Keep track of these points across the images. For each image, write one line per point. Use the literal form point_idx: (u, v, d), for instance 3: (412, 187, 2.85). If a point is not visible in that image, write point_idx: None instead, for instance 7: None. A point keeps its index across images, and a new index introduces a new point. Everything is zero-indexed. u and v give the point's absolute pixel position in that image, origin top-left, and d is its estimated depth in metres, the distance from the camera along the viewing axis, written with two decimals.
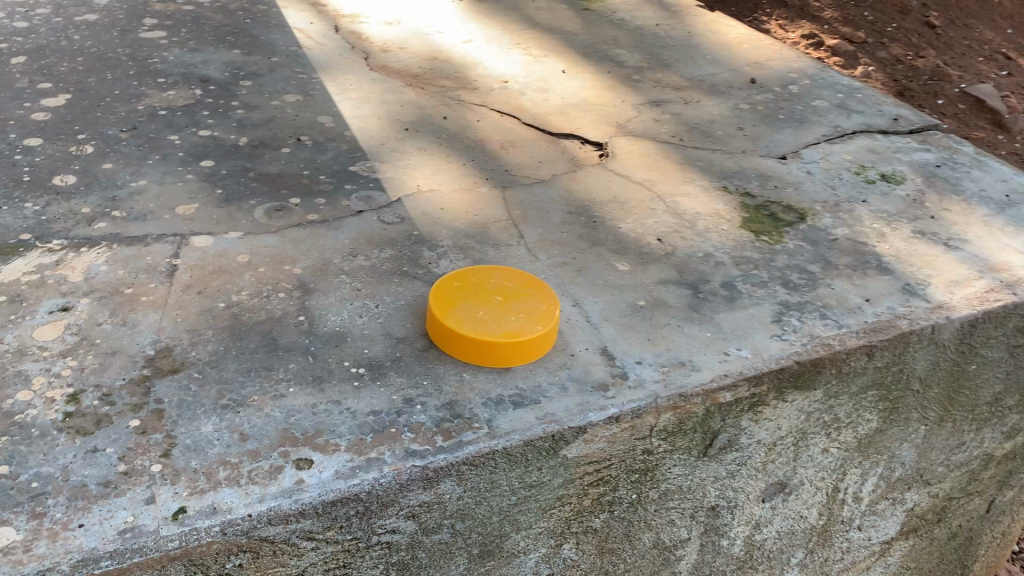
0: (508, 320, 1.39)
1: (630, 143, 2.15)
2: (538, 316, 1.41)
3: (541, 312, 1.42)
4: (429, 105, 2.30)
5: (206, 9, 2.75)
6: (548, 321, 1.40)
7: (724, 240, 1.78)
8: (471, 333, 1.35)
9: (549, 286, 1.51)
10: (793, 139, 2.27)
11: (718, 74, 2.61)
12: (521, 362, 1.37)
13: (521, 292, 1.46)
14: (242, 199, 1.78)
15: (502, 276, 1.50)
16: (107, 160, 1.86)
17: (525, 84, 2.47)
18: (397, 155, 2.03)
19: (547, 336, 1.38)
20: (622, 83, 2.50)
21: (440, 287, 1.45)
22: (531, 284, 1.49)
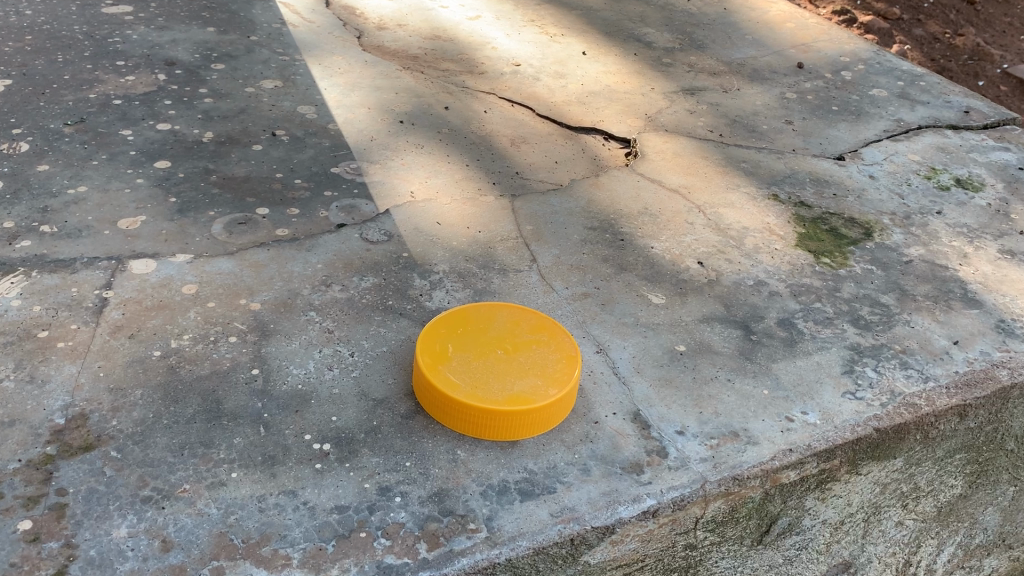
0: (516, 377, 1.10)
1: (662, 140, 1.84)
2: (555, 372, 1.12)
3: (557, 366, 1.13)
4: (429, 93, 2.00)
5: None
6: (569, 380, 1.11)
7: (777, 264, 1.48)
8: (467, 399, 1.05)
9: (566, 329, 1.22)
10: (850, 135, 1.96)
11: (759, 57, 2.30)
12: (531, 434, 1.08)
13: (532, 337, 1.17)
14: (200, 210, 1.49)
15: (507, 317, 1.20)
16: (43, 160, 1.57)
17: (540, 67, 2.16)
18: (388, 154, 1.73)
19: (563, 401, 1.09)
20: (651, 68, 2.19)
21: (429, 334, 1.15)
22: (545, 328, 1.19)
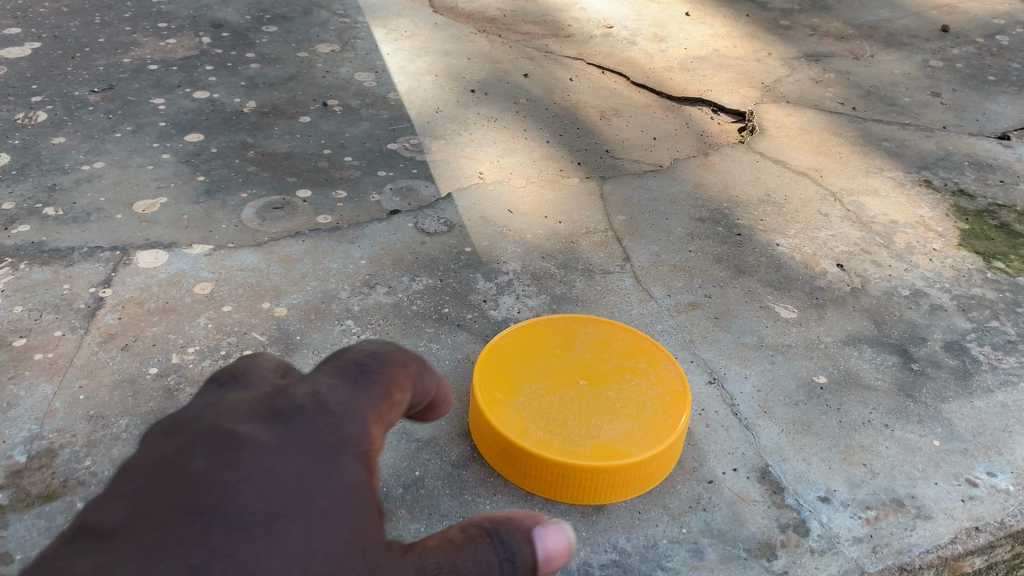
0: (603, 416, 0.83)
1: (784, 113, 1.53)
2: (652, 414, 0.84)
3: (659, 404, 0.85)
4: (506, 59, 1.73)
5: None
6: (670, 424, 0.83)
7: (938, 269, 1.17)
8: (536, 448, 0.79)
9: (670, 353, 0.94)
10: (1013, 110, 1.61)
11: (895, 20, 1.96)
12: (623, 496, 0.80)
13: (624, 363, 0.90)
14: (230, 192, 1.26)
15: (591, 336, 0.93)
16: (61, 132, 1.36)
17: (636, 30, 1.87)
18: (455, 129, 1.47)
19: (667, 453, 0.81)
20: (766, 31, 1.88)
21: (490, 358, 0.89)
22: (643, 350, 0.92)
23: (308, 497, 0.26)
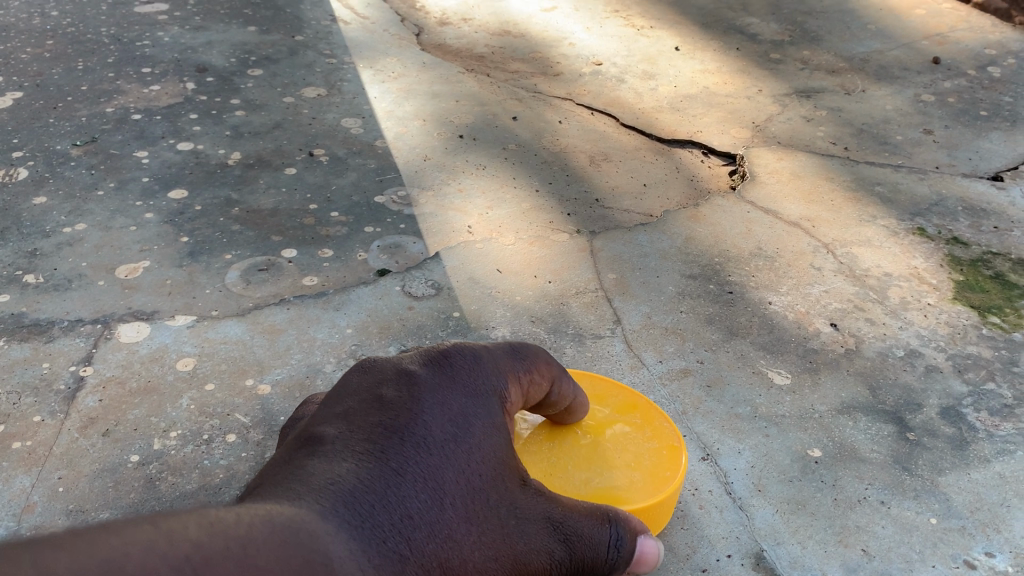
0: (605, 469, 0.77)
1: (775, 157, 1.52)
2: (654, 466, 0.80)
3: (654, 461, 0.79)
4: (494, 101, 1.72)
5: None
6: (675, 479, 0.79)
7: (933, 326, 1.15)
8: None
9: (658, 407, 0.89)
10: (1006, 148, 1.60)
11: (886, 52, 1.95)
12: None
13: (620, 416, 0.83)
14: (214, 253, 1.24)
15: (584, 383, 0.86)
16: (42, 190, 1.35)
17: (624, 67, 1.86)
18: (443, 178, 1.46)
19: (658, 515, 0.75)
20: (756, 66, 1.87)
21: None
22: (638, 403, 0.86)
23: (444, 461, 0.41)
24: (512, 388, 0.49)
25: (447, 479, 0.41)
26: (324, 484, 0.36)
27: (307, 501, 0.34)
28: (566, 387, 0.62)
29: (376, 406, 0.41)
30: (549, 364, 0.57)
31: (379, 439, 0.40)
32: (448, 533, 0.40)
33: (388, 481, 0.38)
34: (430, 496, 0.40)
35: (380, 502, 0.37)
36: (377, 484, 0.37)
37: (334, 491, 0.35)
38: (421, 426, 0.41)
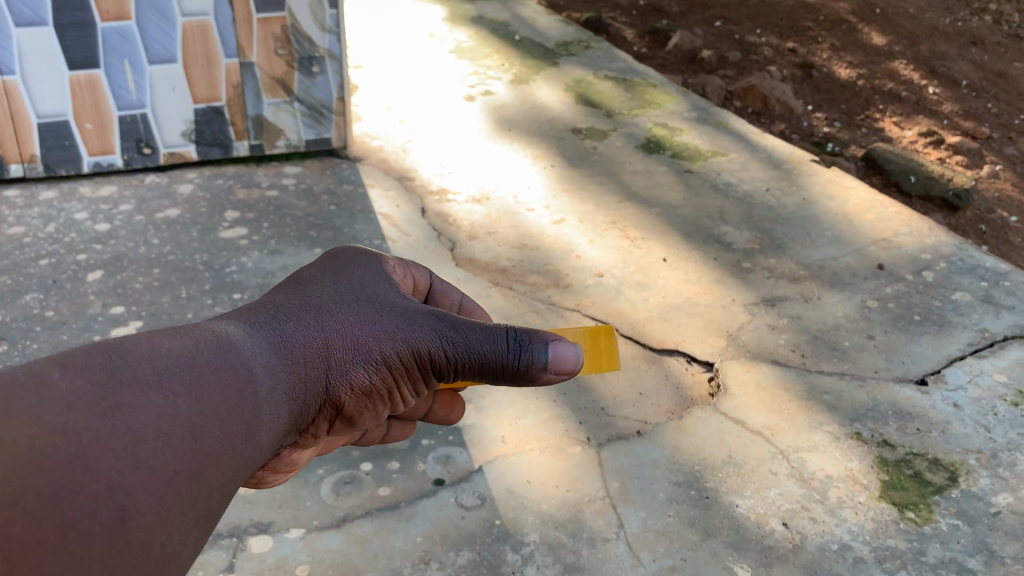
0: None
1: (744, 368, 1.90)
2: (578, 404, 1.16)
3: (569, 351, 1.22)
4: (518, 314, 2.11)
5: (290, 193, 2.60)
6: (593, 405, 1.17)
7: (862, 521, 1.51)
8: None
9: None
10: (933, 352, 1.98)
11: (839, 257, 2.35)
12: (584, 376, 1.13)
13: None
14: (309, 468, 1.61)
15: None
16: None
17: (623, 279, 2.27)
18: (481, 391, 1.84)
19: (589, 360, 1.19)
20: (731, 276, 2.27)
21: None
22: None
23: (326, 308, 1.01)
24: (367, 267, 1.10)
25: (328, 312, 1.01)
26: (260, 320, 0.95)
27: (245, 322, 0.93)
28: (411, 270, 1.22)
29: (294, 287, 1.04)
30: (401, 262, 1.21)
31: (287, 301, 1.00)
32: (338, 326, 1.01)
33: (290, 313, 0.98)
34: (325, 319, 1.00)
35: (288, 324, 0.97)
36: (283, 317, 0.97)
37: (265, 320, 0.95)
38: (308, 287, 1.04)
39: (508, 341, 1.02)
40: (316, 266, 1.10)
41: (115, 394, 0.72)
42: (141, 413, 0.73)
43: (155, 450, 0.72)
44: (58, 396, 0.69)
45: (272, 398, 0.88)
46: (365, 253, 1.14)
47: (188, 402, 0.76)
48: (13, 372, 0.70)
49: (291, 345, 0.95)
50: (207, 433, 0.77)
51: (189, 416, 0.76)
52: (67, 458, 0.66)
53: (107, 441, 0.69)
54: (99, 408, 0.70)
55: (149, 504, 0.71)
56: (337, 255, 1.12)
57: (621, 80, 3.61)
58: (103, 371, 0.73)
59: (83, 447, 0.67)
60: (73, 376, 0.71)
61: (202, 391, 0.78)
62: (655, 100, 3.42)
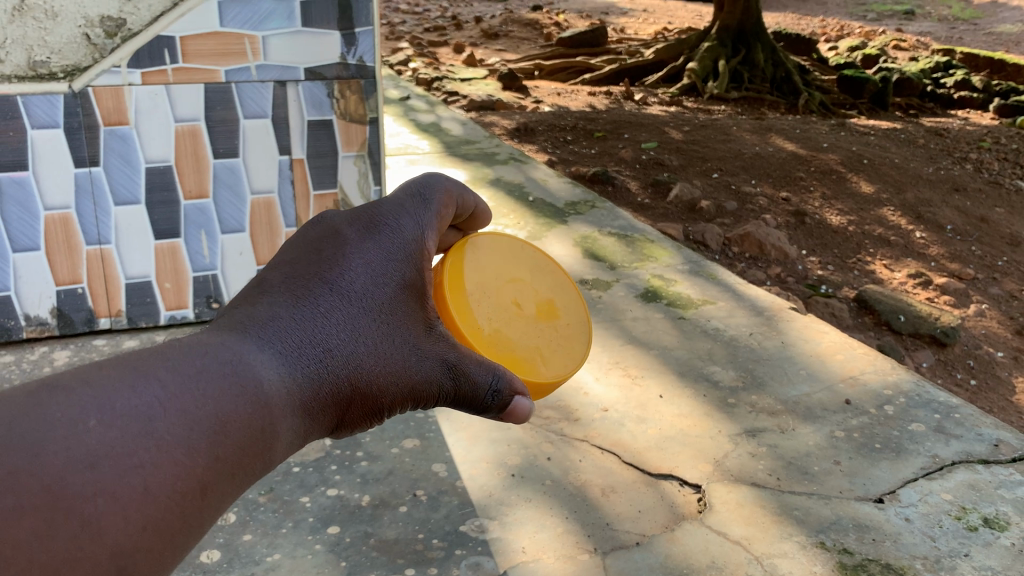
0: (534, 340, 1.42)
1: (727, 489, 2.25)
2: (569, 346, 1.46)
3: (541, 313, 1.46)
4: (534, 443, 2.47)
5: None
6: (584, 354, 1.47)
7: None
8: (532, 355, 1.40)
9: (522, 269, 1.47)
10: (890, 474, 2.32)
11: (812, 394, 2.72)
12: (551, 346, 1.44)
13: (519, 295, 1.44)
14: (364, 572, 1.96)
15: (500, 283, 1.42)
16: (247, 529, 2.08)
17: (625, 413, 2.63)
18: (503, 509, 2.19)
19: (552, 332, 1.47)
20: (718, 410, 2.64)
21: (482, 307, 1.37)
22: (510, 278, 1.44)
23: (349, 310, 1.06)
24: (395, 245, 1.13)
25: (349, 317, 1.05)
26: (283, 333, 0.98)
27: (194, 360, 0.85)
28: (446, 203, 1.25)
29: (328, 269, 1.07)
30: (434, 192, 1.23)
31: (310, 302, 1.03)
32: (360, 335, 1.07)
33: (315, 317, 1.02)
34: (346, 325, 1.05)
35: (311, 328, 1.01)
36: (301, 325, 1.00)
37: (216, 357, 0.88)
38: (339, 271, 1.07)
39: (484, 395, 1.17)
40: (358, 235, 1.12)
41: (134, 448, 0.75)
42: (162, 468, 0.76)
43: (165, 511, 0.76)
44: (82, 455, 0.73)
45: (291, 436, 0.93)
46: (404, 220, 1.16)
47: (204, 459, 0.80)
48: (52, 411, 0.74)
49: (314, 360, 0.99)
50: (218, 476, 0.81)
51: (202, 473, 0.79)
52: (84, 525, 0.71)
53: (124, 506, 0.73)
54: (123, 466, 0.74)
55: (153, 560, 0.75)
56: (380, 220, 1.14)
57: (622, 236, 4.08)
58: (133, 424, 0.76)
59: (100, 515, 0.72)
60: (107, 428, 0.75)
61: (222, 445, 0.82)
62: (652, 254, 3.87)
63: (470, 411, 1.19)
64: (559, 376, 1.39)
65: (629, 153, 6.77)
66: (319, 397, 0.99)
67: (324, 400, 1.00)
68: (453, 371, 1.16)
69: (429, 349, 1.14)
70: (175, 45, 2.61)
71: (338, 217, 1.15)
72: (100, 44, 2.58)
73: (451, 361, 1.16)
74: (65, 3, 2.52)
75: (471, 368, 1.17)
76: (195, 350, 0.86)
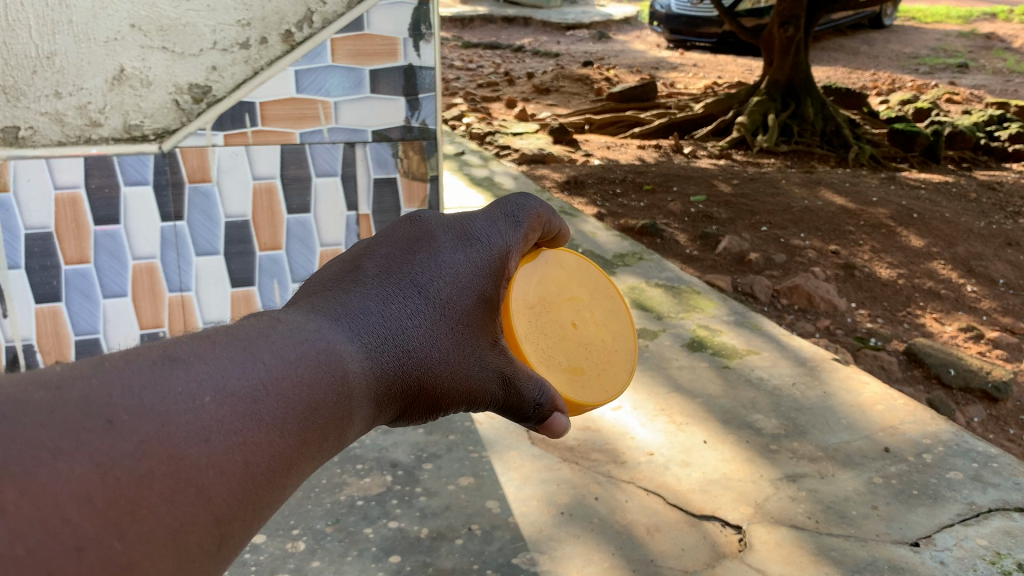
0: (579, 360, 1.58)
1: (766, 530, 2.38)
2: (611, 373, 1.63)
3: (598, 332, 1.64)
4: (583, 483, 2.60)
5: None
6: (623, 381, 1.63)
7: None
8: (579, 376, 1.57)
9: (582, 286, 1.64)
10: (927, 519, 2.42)
11: (852, 441, 2.82)
12: (604, 372, 1.61)
13: (579, 315, 1.62)
14: None
15: (560, 299, 1.58)
16: (315, 556, 2.25)
17: (669, 456, 2.75)
18: (553, 544, 2.33)
19: (608, 353, 1.63)
20: (760, 455, 2.75)
21: (538, 326, 1.51)
22: (573, 296, 1.62)
23: (427, 316, 1.22)
24: (472, 263, 1.31)
25: (427, 321, 1.22)
26: (369, 330, 1.14)
27: (301, 347, 1.00)
28: (530, 224, 1.43)
29: (415, 270, 1.24)
30: (527, 213, 1.43)
31: (399, 303, 1.19)
32: (433, 339, 1.23)
33: (400, 319, 1.18)
34: (423, 329, 1.21)
35: (395, 329, 1.17)
36: (386, 325, 1.16)
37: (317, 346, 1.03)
38: (422, 277, 1.24)
39: (529, 407, 1.36)
40: (450, 241, 1.30)
41: (242, 429, 0.89)
42: (260, 449, 0.90)
43: (258, 484, 0.89)
44: (202, 426, 0.85)
45: (363, 421, 1.08)
46: (489, 236, 1.34)
47: (292, 440, 0.94)
48: (176, 384, 0.86)
49: (389, 350, 1.16)
50: (303, 460, 0.95)
51: (290, 453, 0.93)
52: (197, 492, 0.84)
53: (228, 476, 0.86)
54: (230, 440, 0.88)
55: (244, 527, 0.88)
56: (469, 232, 1.32)
57: (669, 288, 4.22)
58: (241, 403, 0.90)
59: (210, 481, 0.85)
60: (219, 405, 0.88)
61: (310, 430, 0.96)
62: (698, 306, 4.00)
63: (514, 416, 1.37)
64: (595, 399, 1.55)
65: (678, 207, 6.91)
66: (391, 385, 1.16)
67: (394, 389, 1.17)
68: (505, 381, 1.33)
69: (489, 357, 1.32)
70: (255, 110, 2.77)
71: (434, 220, 1.31)
72: (187, 109, 2.72)
73: (506, 373, 1.34)
74: (159, 72, 2.65)
75: (522, 381, 1.35)
76: (298, 334, 1.02)
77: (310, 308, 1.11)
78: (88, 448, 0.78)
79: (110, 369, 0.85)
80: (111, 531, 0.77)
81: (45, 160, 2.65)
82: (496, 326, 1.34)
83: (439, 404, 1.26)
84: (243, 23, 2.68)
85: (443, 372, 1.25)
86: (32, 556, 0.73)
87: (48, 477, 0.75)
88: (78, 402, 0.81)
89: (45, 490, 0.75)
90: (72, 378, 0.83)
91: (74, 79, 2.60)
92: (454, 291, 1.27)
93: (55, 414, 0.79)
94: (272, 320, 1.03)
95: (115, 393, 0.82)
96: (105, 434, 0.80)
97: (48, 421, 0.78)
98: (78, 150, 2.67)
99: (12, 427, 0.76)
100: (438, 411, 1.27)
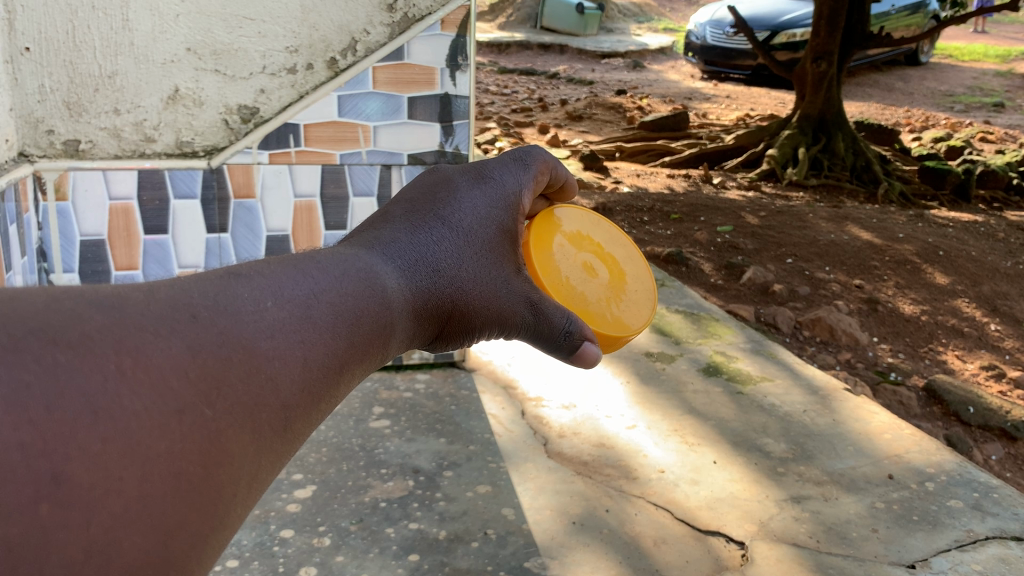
0: (605, 298, 1.76)
1: (768, 546, 2.51)
2: (636, 308, 1.79)
3: (616, 274, 1.82)
4: (595, 496, 2.72)
5: (417, 413, 3.11)
6: (640, 324, 1.76)
7: None
8: (606, 311, 1.73)
9: (593, 238, 1.84)
10: (924, 544, 2.53)
11: (858, 467, 2.92)
12: (629, 308, 1.78)
13: (597, 263, 1.81)
14: None
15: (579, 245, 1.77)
16: (339, 551, 2.40)
17: (679, 474, 2.86)
18: (564, 550, 2.45)
19: (628, 293, 1.81)
20: (767, 476, 2.86)
21: (562, 268, 1.69)
22: (588, 247, 1.81)
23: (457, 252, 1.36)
24: (487, 202, 1.46)
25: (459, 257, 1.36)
26: (403, 261, 1.28)
27: (342, 266, 1.15)
28: (539, 168, 1.58)
29: (435, 209, 1.40)
30: (536, 158, 1.58)
31: (429, 237, 1.34)
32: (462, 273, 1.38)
33: (431, 253, 1.32)
34: (454, 261, 1.35)
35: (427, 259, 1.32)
36: (417, 255, 1.31)
37: (354, 265, 1.18)
38: (447, 216, 1.39)
39: (558, 333, 1.47)
40: (466, 184, 1.46)
41: (301, 328, 1.02)
42: (317, 346, 1.03)
43: (317, 378, 1.02)
44: (266, 325, 0.99)
45: (400, 335, 1.22)
46: (501, 177, 1.50)
47: (343, 343, 1.07)
48: (242, 290, 1.00)
49: (422, 276, 1.30)
50: (351, 362, 1.08)
51: (342, 355, 1.06)
52: (267, 376, 0.96)
53: (291, 366, 0.99)
54: (291, 338, 1.00)
55: (306, 415, 1.00)
56: (482, 174, 1.49)
57: (688, 314, 4.34)
58: (297, 307, 1.04)
59: (277, 370, 0.97)
60: (280, 308, 1.01)
61: (355, 336, 1.09)
62: (716, 333, 4.12)
63: (544, 345, 1.48)
64: (625, 327, 1.71)
65: (704, 235, 7.02)
66: (425, 305, 1.30)
67: (428, 310, 1.31)
68: (532, 306, 1.46)
69: (514, 283, 1.46)
70: (299, 132, 2.94)
71: (448, 169, 1.48)
72: (236, 129, 2.91)
73: (531, 299, 1.47)
74: (211, 94, 2.84)
75: (548, 309, 1.47)
76: (340, 259, 1.17)
77: (348, 242, 1.27)
78: (181, 333, 0.90)
79: (186, 280, 0.98)
80: (203, 400, 0.88)
81: (101, 172, 2.82)
82: (516, 255, 1.49)
83: (468, 327, 1.39)
84: (292, 50, 2.87)
85: (468, 300, 1.38)
86: (146, 413, 0.83)
87: (154, 352, 0.86)
88: (166, 302, 0.93)
89: (151, 362, 0.85)
90: (159, 285, 0.95)
91: (132, 98, 2.78)
92: (478, 234, 1.42)
93: (150, 305, 0.91)
94: (319, 249, 1.18)
95: (192, 294, 0.95)
96: (191, 323, 0.92)
97: (145, 311, 0.89)
98: (132, 164, 2.85)
99: (119, 313, 0.87)
100: (468, 333, 1.39)
